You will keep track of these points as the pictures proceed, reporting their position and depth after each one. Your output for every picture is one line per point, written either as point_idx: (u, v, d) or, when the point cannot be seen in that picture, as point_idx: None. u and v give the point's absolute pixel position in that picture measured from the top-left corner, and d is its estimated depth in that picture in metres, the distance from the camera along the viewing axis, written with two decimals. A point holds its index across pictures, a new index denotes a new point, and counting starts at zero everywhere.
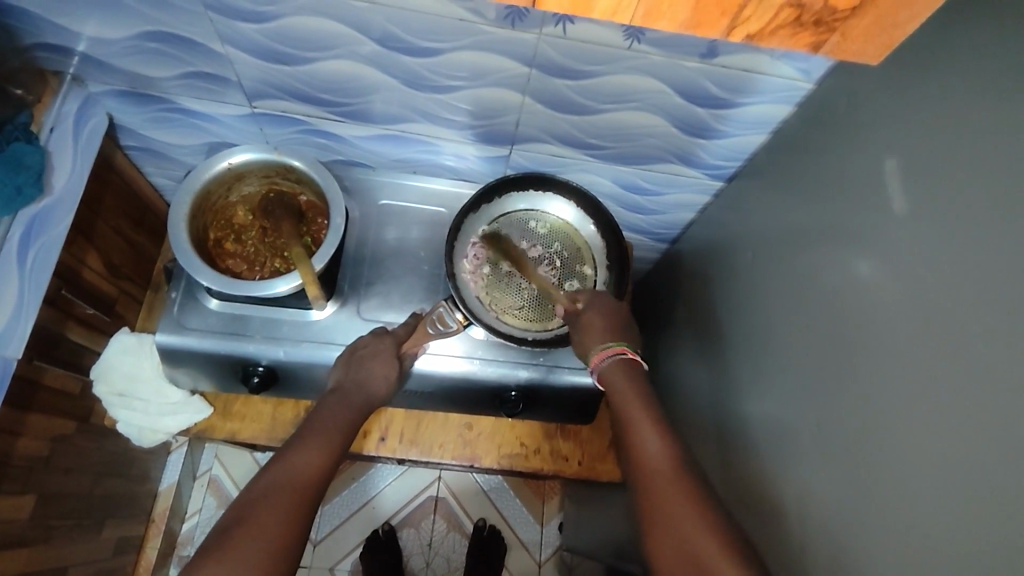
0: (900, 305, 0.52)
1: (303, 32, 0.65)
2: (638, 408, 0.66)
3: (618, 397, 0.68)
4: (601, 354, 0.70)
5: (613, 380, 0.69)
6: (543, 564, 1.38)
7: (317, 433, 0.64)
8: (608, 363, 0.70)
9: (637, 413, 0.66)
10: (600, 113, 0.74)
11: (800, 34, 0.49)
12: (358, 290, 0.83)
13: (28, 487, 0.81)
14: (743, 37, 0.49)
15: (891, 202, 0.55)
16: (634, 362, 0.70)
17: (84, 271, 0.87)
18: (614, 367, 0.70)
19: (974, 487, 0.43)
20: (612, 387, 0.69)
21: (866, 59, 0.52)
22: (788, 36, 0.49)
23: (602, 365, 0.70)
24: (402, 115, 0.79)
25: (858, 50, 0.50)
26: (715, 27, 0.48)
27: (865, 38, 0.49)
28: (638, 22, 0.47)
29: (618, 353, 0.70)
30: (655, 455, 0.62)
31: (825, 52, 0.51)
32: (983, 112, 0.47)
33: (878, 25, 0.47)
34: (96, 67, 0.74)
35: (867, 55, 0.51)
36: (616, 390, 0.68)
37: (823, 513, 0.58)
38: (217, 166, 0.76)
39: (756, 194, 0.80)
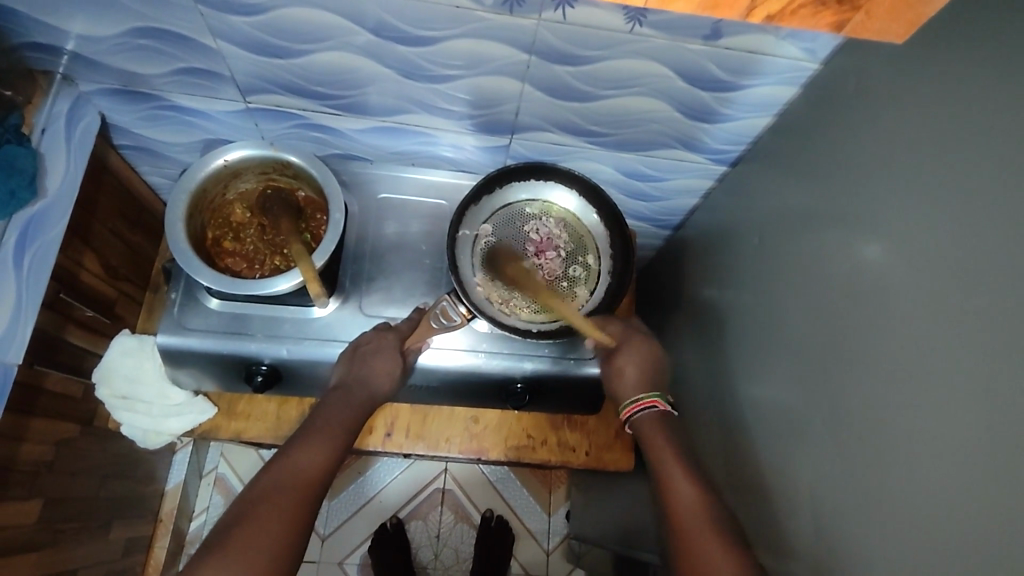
0: (909, 288, 0.51)
1: (296, 24, 0.64)
2: (667, 452, 0.65)
3: (650, 443, 0.66)
4: (630, 409, 0.70)
5: (645, 429, 0.68)
6: (551, 553, 1.39)
7: (320, 429, 0.64)
8: (640, 414, 0.69)
9: (666, 457, 0.64)
10: (601, 99, 0.73)
11: (822, 13, 0.48)
12: (359, 285, 0.82)
13: (34, 492, 0.81)
14: (762, 17, 0.49)
15: (899, 184, 0.54)
16: (664, 414, 0.69)
17: (82, 273, 0.86)
18: (650, 419, 0.68)
19: (985, 472, 0.42)
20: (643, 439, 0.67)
21: (890, 36, 0.51)
22: (810, 14, 0.48)
23: (636, 416, 0.69)
24: (399, 107, 0.77)
25: (883, 29, 0.50)
26: (735, 7, 0.47)
27: (887, 15, 0.48)
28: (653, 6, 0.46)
29: (651, 405, 0.69)
30: (686, 501, 0.61)
31: (848, 30, 0.51)
32: (994, 90, 0.46)
33: (904, 3, 0.46)
34: (86, 66, 0.73)
35: (894, 34, 0.50)
36: (647, 438, 0.67)
37: (829, 500, 0.57)
38: (213, 163, 0.74)
39: (760, 177, 0.79)
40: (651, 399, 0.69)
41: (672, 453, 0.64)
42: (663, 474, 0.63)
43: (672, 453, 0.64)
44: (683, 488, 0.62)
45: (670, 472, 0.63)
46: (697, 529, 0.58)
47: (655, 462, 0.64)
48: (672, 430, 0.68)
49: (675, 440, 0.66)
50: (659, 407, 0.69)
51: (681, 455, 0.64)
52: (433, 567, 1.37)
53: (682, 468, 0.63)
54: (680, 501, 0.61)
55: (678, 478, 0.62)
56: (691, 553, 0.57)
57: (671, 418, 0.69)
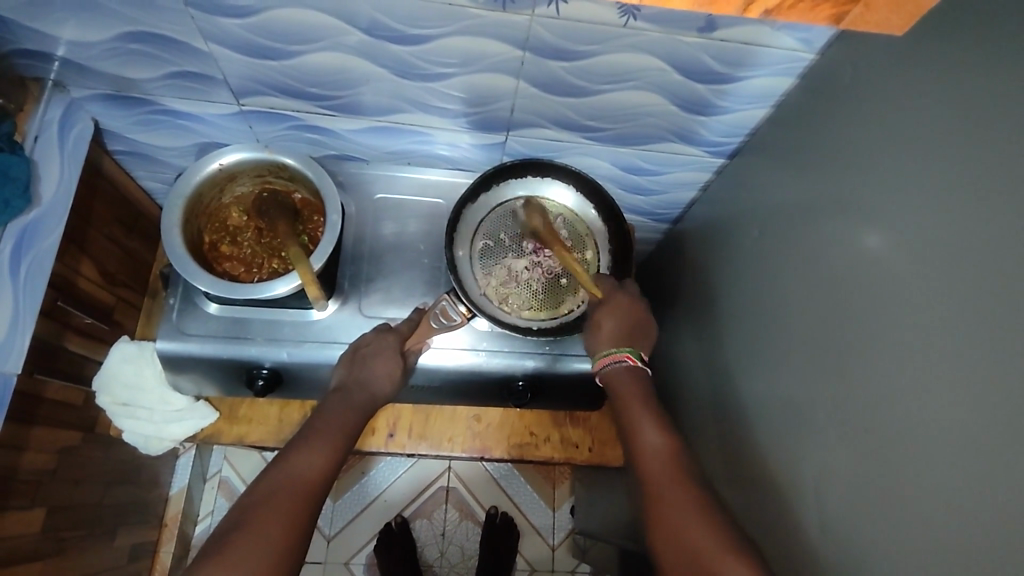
0: (910, 278, 0.51)
1: (287, 25, 0.63)
2: (634, 400, 0.67)
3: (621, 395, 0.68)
4: (602, 361, 0.71)
5: (616, 381, 0.70)
6: (556, 548, 1.39)
7: (322, 433, 0.63)
8: (612, 367, 0.71)
9: (636, 406, 0.66)
10: (597, 94, 0.73)
11: (822, 6, 0.47)
12: (358, 286, 0.82)
13: (37, 501, 0.81)
14: (760, 12, 0.46)
15: (899, 174, 0.53)
16: (636, 368, 0.70)
17: (79, 280, 0.85)
18: (622, 372, 0.70)
19: (992, 463, 0.42)
20: (614, 391, 0.69)
21: (889, 28, 0.50)
22: (808, 8, 0.47)
23: (606, 369, 0.71)
24: (394, 106, 0.77)
25: (883, 21, 0.48)
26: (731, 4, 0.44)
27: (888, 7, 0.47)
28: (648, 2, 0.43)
29: (620, 358, 0.70)
30: (652, 451, 0.63)
31: (847, 22, 0.49)
32: (993, 77, 0.45)
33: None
34: (78, 72, 0.72)
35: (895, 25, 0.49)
36: (619, 390, 0.69)
37: (833, 491, 0.57)
38: (208, 167, 0.74)
39: (758, 169, 0.78)
40: (622, 353, 0.71)
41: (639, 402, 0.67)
42: (630, 422, 0.66)
43: (641, 403, 0.66)
44: (647, 435, 0.64)
45: (637, 420, 0.65)
46: (659, 474, 0.61)
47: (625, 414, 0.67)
48: (644, 382, 0.70)
49: (644, 391, 0.68)
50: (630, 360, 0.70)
51: (649, 408, 0.66)
52: (439, 565, 1.37)
53: (647, 416, 0.66)
54: (645, 449, 0.63)
55: (645, 426, 0.65)
56: (659, 499, 0.59)
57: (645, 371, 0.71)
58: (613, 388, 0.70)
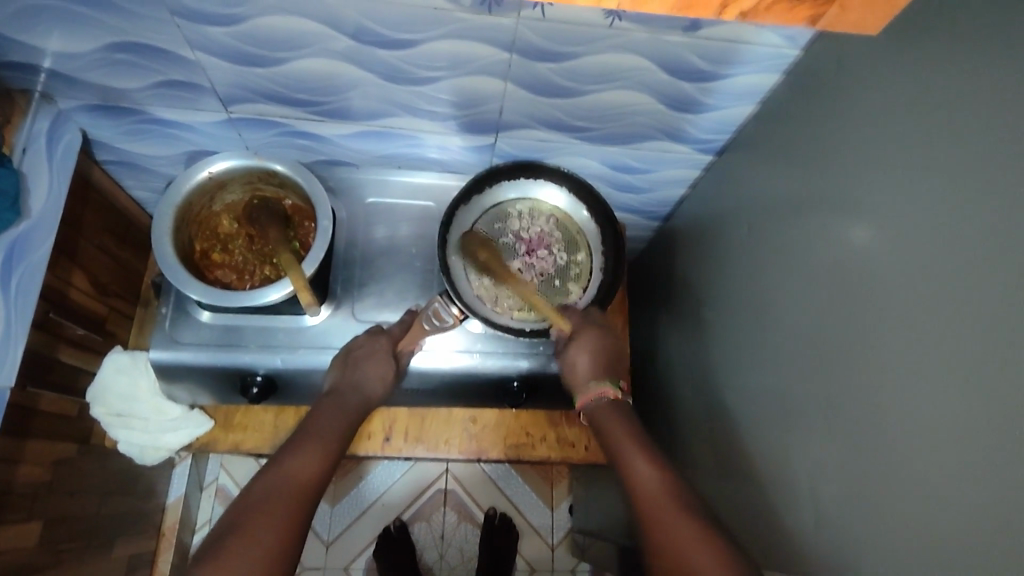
0: (897, 271, 0.51)
1: (274, 32, 0.64)
2: (626, 443, 0.64)
3: (610, 436, 0.65)
4: (584, 398, 0.70)
5: (602, 419, 0.67)
6: (555, 547, 1.39)
7: (314, 437, 0.63)
8: (592, 402, 0.69)
9: (625, 443, 0.64)
10: (584, 94, 0.73)
11: (797, 8, 0.48)
12: (351, 291, 0.82)
13: (34, 514, 0.81)
14: (736, 15, 0.49)
15: (885, 168, 0.54)
16: (618, 401, 0.69)
17: (70, 291, 0.85)
18: (604, 408, 0.68)
19: (982, 453, 0.42)
20: (603, 428, 0.67)
21: (862, 29, 0.52)
22: (783, 11, 0.49)
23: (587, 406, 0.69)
24: (383, 111, 0.77)
25: (859, 21, 0.50)
26: (708, 8, 0.47)
27: (863, 8, 0.49)
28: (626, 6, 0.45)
29: (603, 394, 0.69)
30: (650, 485, 0.60)
31: (824, 24, 0.51)
32: (977, 70, 0.46)
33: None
34: (65, 84, 0.72)
35: (866, 27, 0.51)
36: (607, 430, 0.66)
37: (826, 483, 0.58)
38: (198, 176, 0.74)
39: (746, 165, 0.79)
40: (603, 387, 0.69)
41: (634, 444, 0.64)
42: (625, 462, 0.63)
43: (632, 439, 0.64)
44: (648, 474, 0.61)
45: (632, 460, 0.62)
46: (664, 511, 0.57)
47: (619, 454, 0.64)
48: (630, 417, 0.67)
49: (633, 429, 0.65)
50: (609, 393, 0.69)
51: (640, 442, 0.64)
52: (439, 567, 1.37)
53: (644, 455, 0.62)
54: (645, 488, 0.60)
55: (643, 464, 0.62)
56: (662, 533, 0.56)
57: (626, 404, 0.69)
58: (598, 427, 0.67)
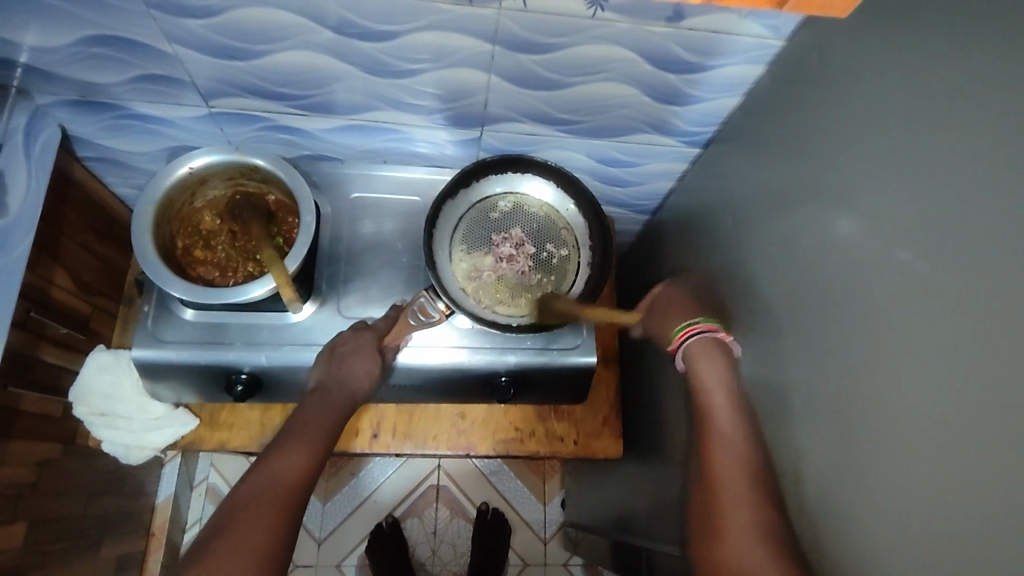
0: (883, 263, 0.51)
1: (252, 24, 0.63)
2: (719, 398, 0.69)
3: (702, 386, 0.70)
4: (687, 331, 0.73)
5: (702, 361, 0.71)
6: (548, 542, 1.39)
7: (299, 435, 0.63)
8: (695, 340, 0.72)
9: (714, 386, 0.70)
10: (569, 86, 0.72)
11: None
12: (336, 287, 0.82)
13: (18, 515, 0.80)
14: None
15: (871, 157, 0.53)
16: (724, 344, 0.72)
17: (52, 290, 0.84)
18: (704, 347, 0.72)
19: (973, 444, 0.42)
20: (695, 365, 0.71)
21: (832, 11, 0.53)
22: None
23: (690, 342, 0.72)
24: (367, 104, 0.76)
25: (826, 5, 0.52)
26: None
27: None
28: None
29: (710, 331, 0.72)
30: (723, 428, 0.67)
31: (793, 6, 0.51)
32: (962, 57, 0.45)
33: None
34: (41, 78, 0.71)
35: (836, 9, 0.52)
36: (701, 372, 0.71)
37: (816, 475, 0.57)
38: (178, 171, 0.73)
39: (733, 158, 0.78)
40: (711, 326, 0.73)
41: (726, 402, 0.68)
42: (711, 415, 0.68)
43: (720, 383, 0.69)
44: (730, 431, 0.66)
45: (720, 416, 0.68)
46: (733, 468, 0.63)
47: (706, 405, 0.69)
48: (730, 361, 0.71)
49: (729, 385, 0.69)
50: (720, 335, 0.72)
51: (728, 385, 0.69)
52: (432, 564, 1.37)
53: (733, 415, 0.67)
54: (719, 436, 0.66)
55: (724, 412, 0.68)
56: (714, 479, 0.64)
57: (727, 346, 0.72)
58: (695, 364, 0.71)
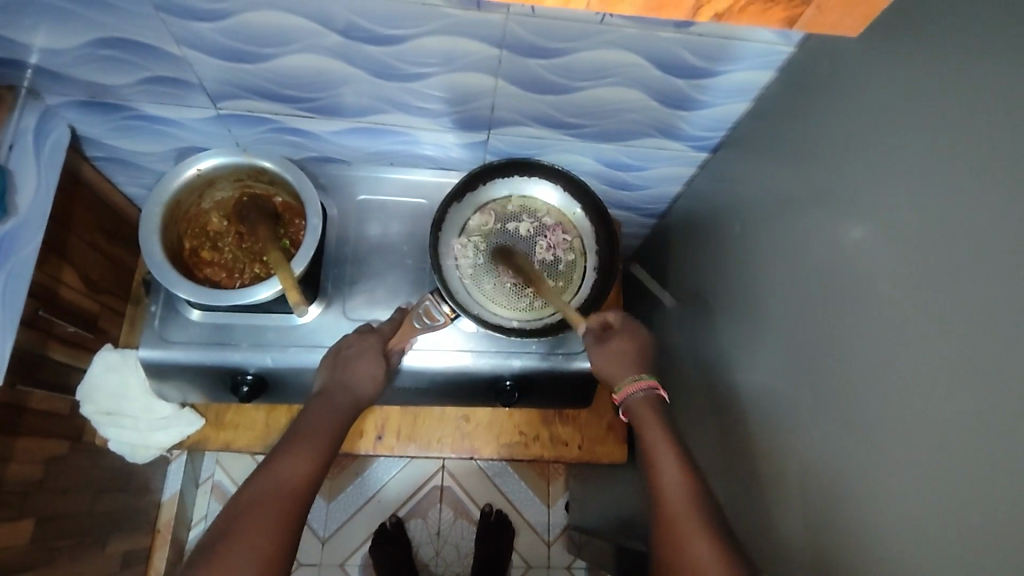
0: (889, 273, 0.50)
1: (259, 28, 0.63)
2: (660, 443, 0.65)
3: (645, 431, 0.66)
4: (631, 386, 0.70)
5: (641, 413, 0.68)
6: (552, 544, 1.39)
7: (305, 437, 0.63)
8: (636, 395, 0.69)
9: (656, 435, 0.65)
10: (578, 90, 0.72)
11: (772, 10, 0.50)
12: (342, 290, 0.82)
13: (26, 511, 0.81)
14: (710, 16, 0.50)
15: (879, 166, 0.53)
16: (659, 396, 0.70)
17: (61, 289, 0.84)
18: (642, 399, 0.69)
19: (979, 460, 0.41)
20: (637, 417, 0.68)
21: (842, 30, 0.53)
22: (759, 12, 0.50)
23: (635, 395, 0.69)
24: (374, 107, 0.76)
25: (837, 23, 0.51)
26: (681, 7, 0.49)
27: (837, 9, 0.49)
28: (599, 8, 0.48)
29: (650, 387, 0.70)
30: (671, 478, 0.62)
31: (802, 25, 0.52)
32: (973, 66, 0.45)
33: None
34: (51, 79, 0.71)
35: (847, 28, 0.52)
36: (642, 424, 0.67)
37: (820, 486, 0.57)
38: (186, 173, 0.73)
39: (741, 163, 0.78)
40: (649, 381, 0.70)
41: (668, 444, 0.64)
42: (652, 456, 0.64)
43: (660, 430, 0.66)
44: (675, 476, 0.62)
45: (663, 460, 0.64)
46: (683, 510, 0.59)
47: (647, 448, 0.65)
48: (665, 411, 0.69)
49: (669, 429, 0.66)
50: (658, 390, 0.70)
51: (670, 434, 0.65)
52: (435, 564, 1.37)
53: (677, 457, 0.63)
54: (669, 489, 0.61)
55: (669, 460, 0.63)
56: (674, 532, 0.58)
57: (666, 404, 0.70)
58: (636, 417, 0.68)
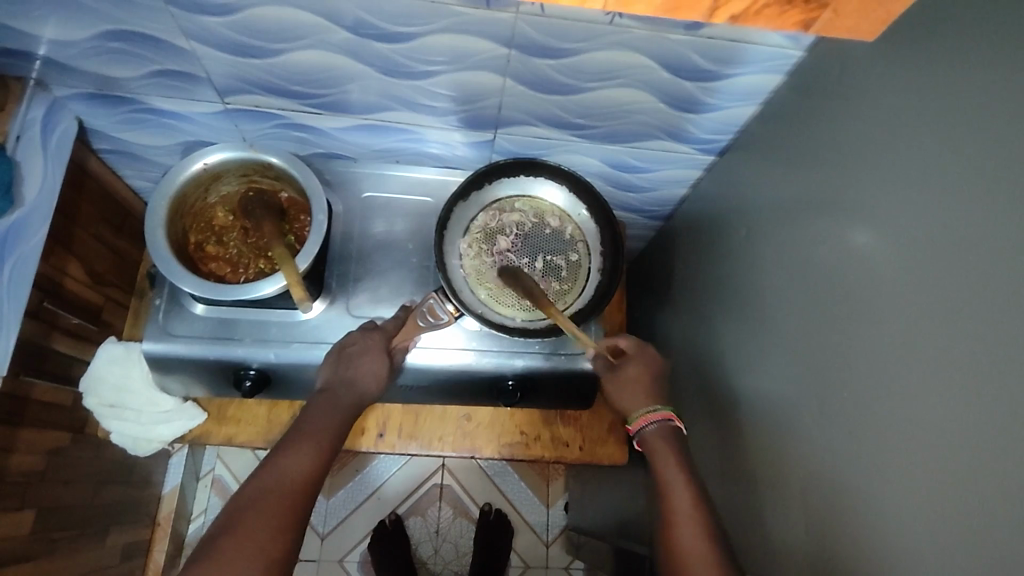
0: (893, 280, 0.50)
1: (268, 23, 0.63)
2: (675, 476, 0.64)
3: (658, 462, 0.66)
4: (642, 420, 0.69)
5: (656, 446, 0.67)
6: (550, 545, 1.39)
7: (308, 435, 0.63)
8: (650, 428, 0.69)
9: (670, 467, 0.65)
10: (585, 91, 0.72)
11: (788, 13, 0.49)
12: (346, 287, 0.82)
13: (27, 503, 0.81)
14: (726, 17, 0.50)
15: (886, 172, 0.52)
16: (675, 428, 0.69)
17: (66, 280, 0.85)
18: (657, 432, 0.68)
19: (980, 469, 0.41)
20: (652, 449, 0.67)
21: (857, 34, 0.53)
22: (775, 15, 0.50)
23: (646, 429, 0.69)
24: (381, 104, 0.76)
25: (853, 27, 0.52)
26: (696, 9, 0.49)
27: (853, 14, 0.50)
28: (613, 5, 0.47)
29: (664, 419, 0.69)
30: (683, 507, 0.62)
31: (818, 29, 0.52)
32: (983, 72, 0.44)
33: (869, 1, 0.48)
34: (60, 71, 0.71)
35: (863, 31, 0.52)
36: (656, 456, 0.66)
37: (821, 493, 0.57)
38: (192, 167, 0.73)
39: (748, 166, 0.77)
40: (663, 413, 0.69)
41: (682, 475, 0.64)
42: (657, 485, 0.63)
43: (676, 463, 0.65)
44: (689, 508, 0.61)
45: (675, 489, 0.63)
46: (695, 539, 0.59)
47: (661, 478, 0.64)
48: (682, 444, 0.68)
49: (687, 466, 0.65)
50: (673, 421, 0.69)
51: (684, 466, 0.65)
52: (434, 562, 1.37)
53: (690, 486, 0.63)
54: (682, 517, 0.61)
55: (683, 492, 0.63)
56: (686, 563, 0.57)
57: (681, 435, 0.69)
58: (649, 451, 0.67)
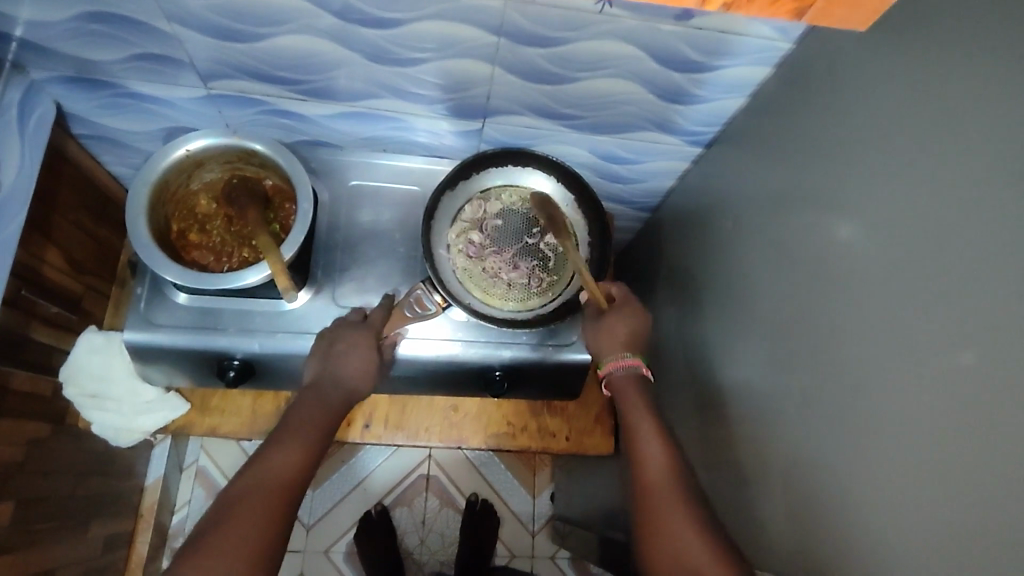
0: (878, 272, 0.51)
1: (252, 7, 0.61)
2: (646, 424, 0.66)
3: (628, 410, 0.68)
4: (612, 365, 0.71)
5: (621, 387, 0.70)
6: (536, 534, 1.40)
7: (296, 429, 0.62)
8: (620, 374, 0.71)
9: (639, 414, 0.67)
10: (575, 81, 0.72)
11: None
12: (332, 276, 0.81)
13: (6, 494, 0.80)
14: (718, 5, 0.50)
15: (871, 166, 0.53)
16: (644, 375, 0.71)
17: (44, 269, 0.83)
18: (623, 377, 0.70)
19: (961, 458, 0.42)
20: (622, 395, 0.69)
21: (852, 24, 0.53)
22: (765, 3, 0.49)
23: (615, 374, 0.71)
24: (368, 92, 0.75)
25: (844, 18, 0.52)
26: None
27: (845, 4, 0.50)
28: None
29: (634, 365, 0.71)
30: (654, 464, 0.63)
31: (809, 17, 0.52)
32: (968, 67, 0.44)
33: None
34: (37, 53, 0.69)
35: (856, 22, 0.52)
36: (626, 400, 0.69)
37: (803, 481, 0.58)
38: (174, 154, 0.72)
39: (735, 159, 0.78)
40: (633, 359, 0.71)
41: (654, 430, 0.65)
42: (639, 461, 0.64)
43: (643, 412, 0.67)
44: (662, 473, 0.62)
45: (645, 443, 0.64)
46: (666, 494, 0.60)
47: (632, 432, 0.66)
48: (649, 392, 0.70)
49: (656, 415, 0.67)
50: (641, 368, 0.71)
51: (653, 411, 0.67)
52: (420, 552, 1.37)
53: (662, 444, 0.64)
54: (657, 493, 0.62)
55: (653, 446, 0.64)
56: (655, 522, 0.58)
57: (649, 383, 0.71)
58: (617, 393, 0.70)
